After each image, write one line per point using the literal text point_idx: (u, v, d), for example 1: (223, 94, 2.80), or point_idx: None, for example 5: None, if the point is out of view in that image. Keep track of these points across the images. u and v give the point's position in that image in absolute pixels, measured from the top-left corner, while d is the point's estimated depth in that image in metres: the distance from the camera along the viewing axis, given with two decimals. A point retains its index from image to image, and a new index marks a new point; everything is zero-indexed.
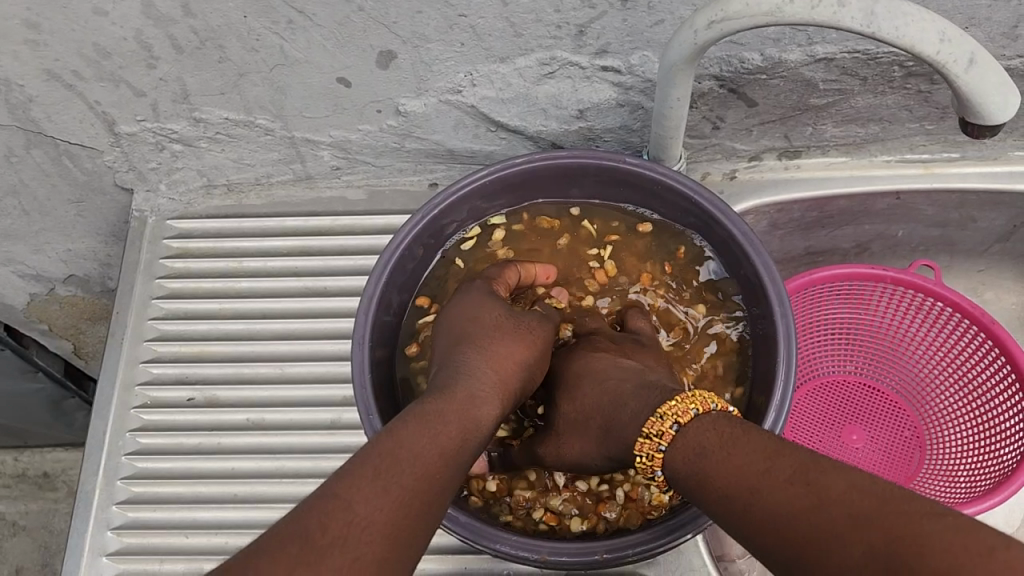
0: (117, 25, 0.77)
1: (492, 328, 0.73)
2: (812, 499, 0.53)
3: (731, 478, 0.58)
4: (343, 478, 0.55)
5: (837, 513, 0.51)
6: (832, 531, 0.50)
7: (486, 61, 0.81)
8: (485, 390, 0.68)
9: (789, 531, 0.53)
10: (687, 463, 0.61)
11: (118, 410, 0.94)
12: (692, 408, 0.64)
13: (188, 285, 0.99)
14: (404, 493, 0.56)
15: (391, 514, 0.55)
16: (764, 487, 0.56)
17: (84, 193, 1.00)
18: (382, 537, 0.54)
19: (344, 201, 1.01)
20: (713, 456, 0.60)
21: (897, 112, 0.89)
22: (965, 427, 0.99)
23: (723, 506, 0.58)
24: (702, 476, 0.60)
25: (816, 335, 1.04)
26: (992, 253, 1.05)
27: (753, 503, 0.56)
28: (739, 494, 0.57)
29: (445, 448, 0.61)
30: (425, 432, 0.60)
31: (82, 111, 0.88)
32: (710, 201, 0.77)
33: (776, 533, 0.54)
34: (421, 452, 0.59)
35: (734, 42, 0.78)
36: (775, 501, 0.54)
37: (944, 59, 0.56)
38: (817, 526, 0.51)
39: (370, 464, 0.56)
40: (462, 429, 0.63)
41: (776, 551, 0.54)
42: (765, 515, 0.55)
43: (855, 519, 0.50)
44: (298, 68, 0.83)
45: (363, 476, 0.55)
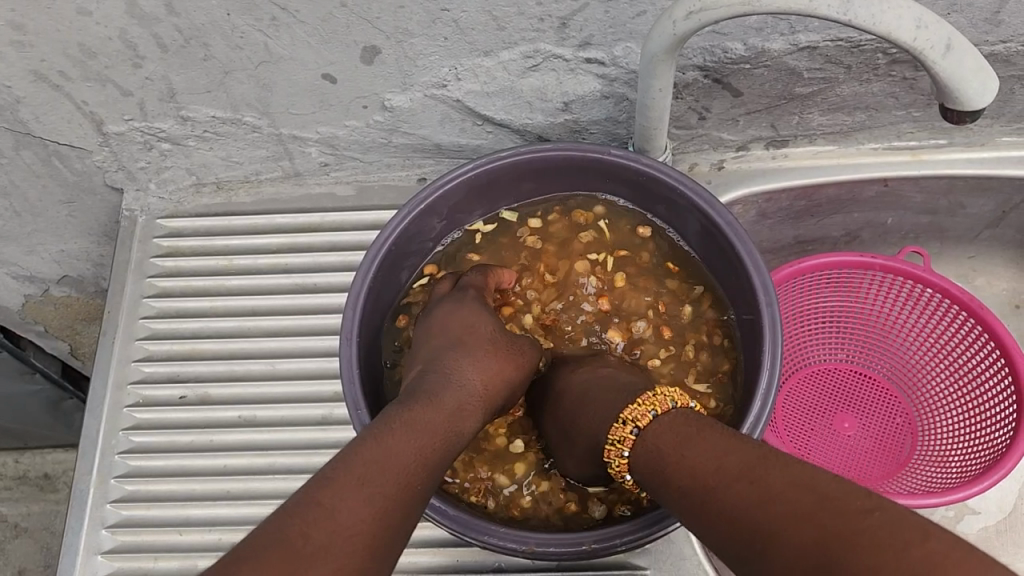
0: (101, 25, 0.77)
1: (482, 329, 0.74)
2: (756, 496, 0.53)
3: (686, 474, 0.58)
4: (324, 484, 0.54)
5: (782, 508, 0.51)
6: (775, 528, 0.51)
7: (470, 55, 0.81)
8: (470, 396, 0.68)
9: (740, 525, 0.53)
10: (650, 459, 0.62)
11: (110, 409, 0.95)
12: (651, 410, 0.64)
13: (179, 284, 1.00)
14: (383, 501, 0.56)
15: (370, 520, 0.54)
16: (715, 483, 0.56)
17: (75, 193, 1.01)
18: (361, 545, 0.53)
19: (333, 198, 1.02)
20: (672, 452, 0.60)
21: (883, 100, 0.90)
22: (956, 412, 0.99)
23: (682, 504, 0.58)
24: (660, 473, 0.61)
25: (805, 323, 1.05)
26: (982, 239, 1.05)
27: (707, 501, 0.56)
28: (693, 488, 0.57)
29: (425, 452, 0.60)
30: (405, 434, 0.60)
31: (70, 112, 0.88)
32: (693, 190, 0.77)
33: (727, 527, 0.54)
34: (402, 456, 0.58)
35: (717, 32, 0.78)
36: (723, 498, 0.55)
37: (920, 45, 0.57)
38: (765, 519, 0.52)
39: (354, 467, 0.56)
40: (442, 433, 0.63)
41: (727, 548, 0.55)
42: (716, 508, 0.55)
43: (794, 516, 0.50)
44: (283, 65, 0.83)
45: (346, 480, 0.55)
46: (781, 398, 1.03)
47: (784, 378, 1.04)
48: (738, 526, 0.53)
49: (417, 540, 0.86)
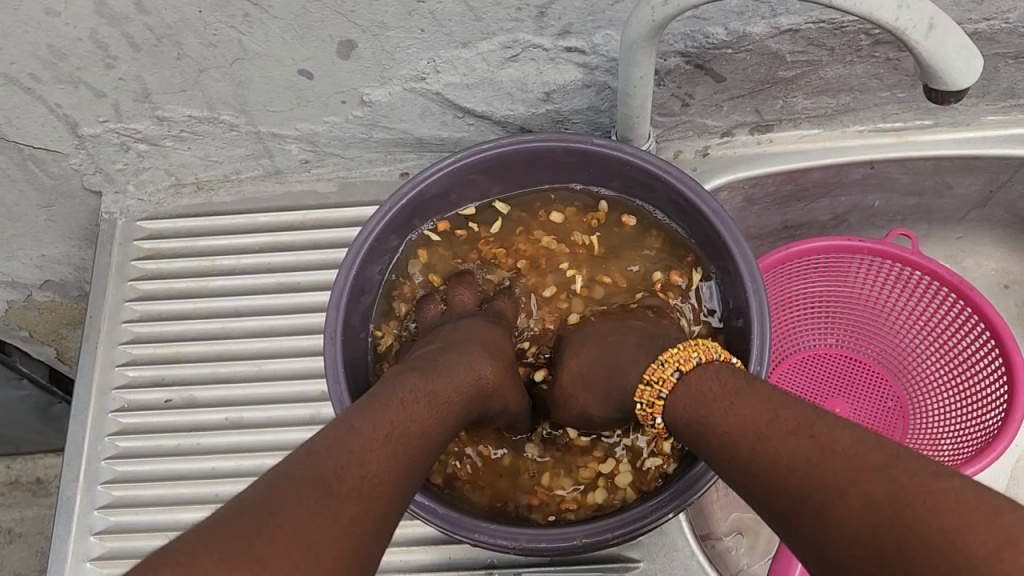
0: (70, 26, 0.76)
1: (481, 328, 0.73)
2: (817, 448, 0.49)
3: (733, 426, 0.56)
4: (330, 441, 0.50)
5: (842, 459, 0.47)
6: (833, 479, 0.47)
7: (448, 46, 0.80)
8: (472, 370, 0.65)
9: (786, 481, 0.50)
10: (691, 418, 0.60)
11: (94, 415, 0.94)
12: (694, 355, 0.63)
13: (161, 286, 0.98)
14: (391, 458, 0.52)
15: (379, 478, 0.50)
16: (767, 436, 0.53)
17: (53, 197, 0.99)
18: (375, 502, 0.49)
19: (315, 194, 1.00)
20: (717, 409, 0.58)
21: (867, 82, 0.89)
22: (947, 394, 0.98)
23: (725, 454, 0.56)
24: (704, 427, 0.58)
25: (795, 308, 1.04)
26: (970, 219, 1.04)
27: (756, 446, 0.53)
28: (740, 440, 0.54)
29: (427, 416, 0.57)
30: (405, 397, 0.57)
31: (43, 115, 0.86)
32: (677, 177, 0.76)
33: (771, 481, 0.51)
34: (404, 419, 0.55)
35: (697, 17, 0.77)
36: (777, 447, 0.51)
37: (903, 26, 0.55)
38: (814, 473, 0.48)
39: (355, 425, 0.52)
40: (441, 397, 0.60)
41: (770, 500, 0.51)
42: (762, 460, 0.52)
43: (857, 470, 0.46)
44: (258, 61, 0.81)
45: (351, 438, 0.51)
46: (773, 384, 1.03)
47: (777, 364, 1.03)
48: (781, 482, 0.50)
49: (411, 539, 0.86)
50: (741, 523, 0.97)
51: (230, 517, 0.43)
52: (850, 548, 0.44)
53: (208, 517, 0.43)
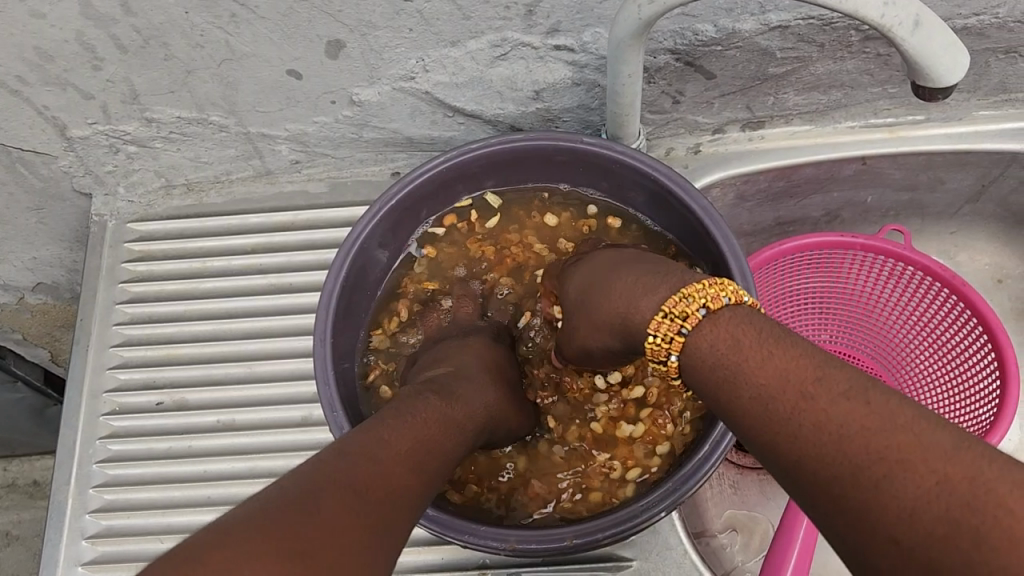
0: (56, 28, 0.75)
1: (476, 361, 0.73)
2: (872, 418, 0.47)
3: (771, 380, 0.53)
4: (333, 455, 0.51)
5: (905, 435, 0.46)
6: (894, 455, 0.45)
7: (437, 45, 0.80)
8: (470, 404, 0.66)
9: (835, 450, 0.48)
10: (716, 367, 0.56)
11: (86, 418, 0.94)
12: (723, 296, 0.59)
13: (151, 288, 0.98)
14: (395, 471, 0.53)
15: (384, 489, 0.51)
16: (814, 394, 0.50)
17: (44, 200, 0.99)
18: (381, 509, 0.50)
19: (306, 195, 1.00)
20: (751, 358, 0.54)
21: (858, 77, 0.88)
22: (940, 389, 0.98)
23: (755, 410, 0.53)
24: (734, 377, 0.55)
25: (789, 304, 1.04)
26: (963, 214, 1.04)
27: (798, 403, 0.51)
28: (780, 396, 0.52)
29: (428, 440, 0.58)
30: (404, 421, 0.58)
31: (31, 117, 0.86)
32: (668, 175, 0.76)
33: (815, 443, 0.49)
34: (405, 439, 0.56)
35: (686, 14, 0.77)
36: (823, 408, 0.49)
37: (888, 23, 0.55)
38: (871, 446, 0.46)
39: (357, 442, 0.54)
40: (440, 424, 0.61)
41: (807, 462, 0.49)
42: (805, 421, 0.50)
43: (922, 451, 0.45)
44: (246, 62, 0.81)
45: (354, 452, 0.52)
46: None
47: None
48: (825, 450, 0.48)
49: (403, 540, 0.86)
50: (736, 521, 0.97)
51: (232, 522, 0.44)
52: (912, 537, 0.43)
53: (211, 523, 0.44)
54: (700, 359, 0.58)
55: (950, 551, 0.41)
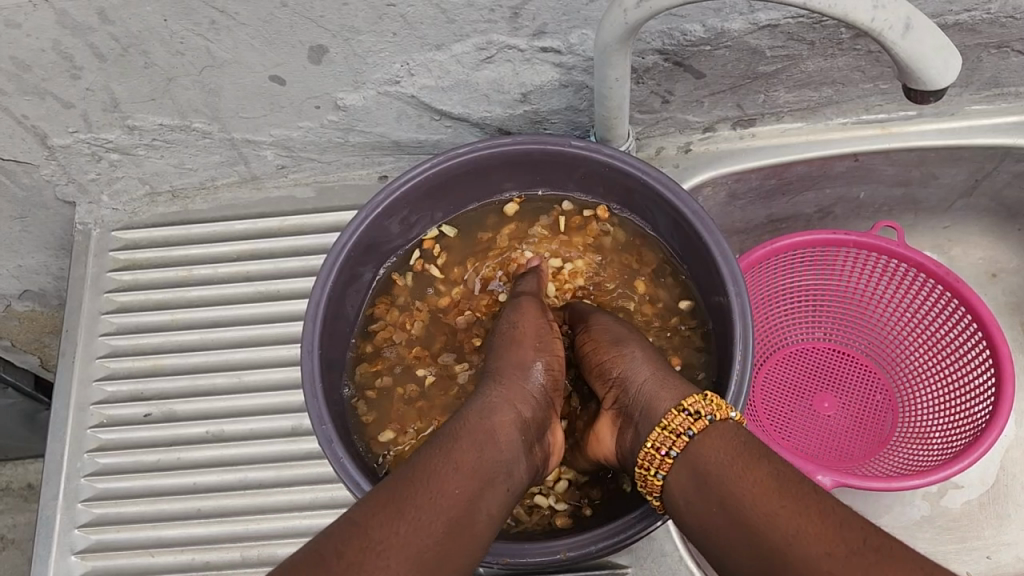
0: (32, 37, 0.73)
1: (517, 368, 0.69)
2: (866, 532, 0.52)
3: (790, 472, 0.57)
4: (370, 508, 0.55)
5: (892, 550, 0.50)
6: (878, 559, 0.50)
7: (421, 49, 0.78)
8: (511, 425, 0.64)
9: (835, 537, 0.52)
10: (738, 446, 0.59)
11: (73, 432, 0.92)
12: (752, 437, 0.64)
13: (137, 298, 0.97)
14: (434, 521, 0.54)
15: (415, 535, 0.53)
16: (820, 497, 0.55)
17: (26, 209, 0.97)
18: (413, 562, 0.52)
19: (292, 200, 0.99)
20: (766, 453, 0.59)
21: (850, 74, 0.87)
22: (935, 385, 0.98)
23: (756, 490, 0.56)
24: (755, 452, 0.59)
25: (782, 303, 1.03)
26: (957, 209, 1.03)
27: (804, 500, 0.54)
28: (784, 485, 0.56)
29: (473, 483, 0.58)
30: (444, 465, 0.58)
31: (10, 127, 0.84)
32: (655, 177, 0.75)
33: (816, 527, 0.52)
34: (445, 489, 0.56)
35: (674, 15, 0.76)
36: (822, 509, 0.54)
37: (879, 26, 0.54)
38: (858, 547, 0.51)
39: (391, 492, 0.56)
40: (474, 455, 0.60)
41: (794, 542, 0.52)
42: (810, 509, 0.54)
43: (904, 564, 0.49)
44: (227, 69, 0.80)
45: (391, 503, 0.55)
46: (760, 382, 1.01)
47: (762, 361, 1.02)
48: (818, 539, 0.52)
49: None
50: None
51: None
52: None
53: None
54: (708, 433, 0.61)
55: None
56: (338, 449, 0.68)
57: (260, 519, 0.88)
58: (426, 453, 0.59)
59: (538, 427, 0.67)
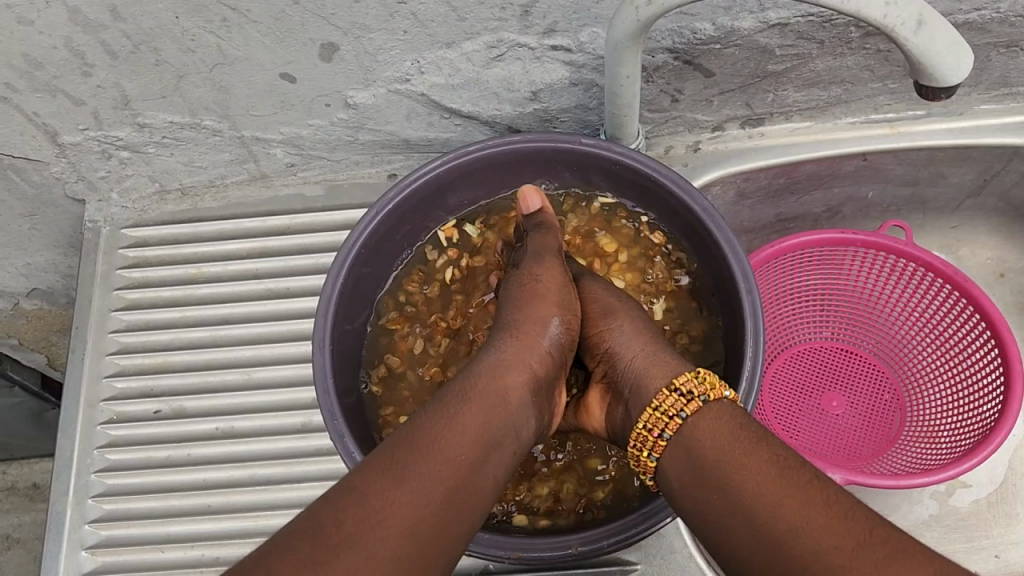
0: (44, 34, 0.74)
1: (532, 326, 0.70)
2: (871, 520, 0.52)
3: (791, 458, 0.57)
4: (368, 474, 0.54)
5: (898, 539, 0.50)
6: (888, 548, 0.50)
7: (431, 47, 0.78)
8: (515, 387, 0.64)
9: (841, 526, 0.51)
10: (735, 430, 0.59)
11: (83, 429, 0.93)
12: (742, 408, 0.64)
13: (147, 295, 0.97)
14: (434, 488, 0.55)
15: (414, 502, 0.53)
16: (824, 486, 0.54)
17: (36, 207, 0.98)
18: (412, 528, 0.52)
19: (302, 198, 0.99)
20: (763, 436, 0.59)
21: (859, 73, 0.87)
22: (944, 384, 0.97)
23: (757, 478, 0.55)
24: (754, 436, 0.59)
25: (791, 302, 1.03)
26: (965, 209, 1.03)
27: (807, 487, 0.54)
28: (787, 470, 0.56)
29: (474, 449, 0.58)
30: (445, 430, 0.58)
31: (21, 124, 0.85)
32: (665, 174, 0.75)
33: (823, 515, 0.52)
34: (445, 455, 0.56)
35: (684, 13, 0.76)
36: (826, 497, 0.54)
37: (891, 22, 0.54)
38: (868, 535, 0.50)
39: (389, 457, 0.55)
40: (477, 422, 0.60)
41: (800, 531, 0.52)
42: (814, 497, 0.54)
43: (912, 554, 0.49)
44: (238, 66, 0.80)
45: (389, 469, 0.54)
46: (768, 381, 1.01)
47: (770, 360, 1.02)
48: (826, 526, 0.52)
49: None
50: None
51: None
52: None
53: None
54: (703, 413, 0.61)
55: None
56: (350, 445, 0.69)
57: (269, 516, 0.88)
58: (426, 416, 0.59)
59: (546, 386, 0.67)
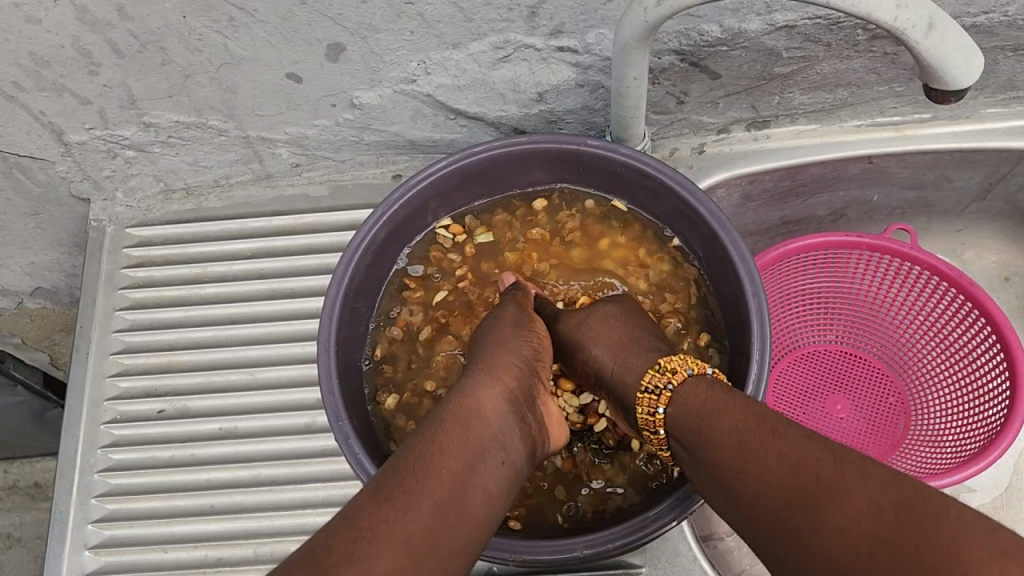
0: (52, 33, 0.74)
1: (501, 342, 0.69)
2: (818, 451, 0.53)
3: (749, 420, 0.57)
4: (357, 506, 0.55)
5: (843, 468, 0.51)
6: (831, 484, 0.50)
7: (438, 48, 0.78)
8: (498, 400, 0.63)
9: (792, 478, 0.52)
10: (705, 405, 0.61)
11: (87, 428, 0.93)
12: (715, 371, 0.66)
13: (152, 295, 0.97)
14: (423, 504, 0.55)
15: (405, 519, 0.53)
16: (780, 437, 0.55)
17: (41, 206, 0.98)
18: (406, 545, 0.52)
19: (306, 198, 0.99)
20: (728, 403, 0.60)
21: (865, 76, 0.87)
22: (949, 388, 0.97)
23: (727, 450, 0.57)
24: (721, 405, 0.60)
25: (793, 305, 1.03)
26: (970, 212, 1.03)
27: (764, 443, 0.55)
28: (750, 431, 0.57)
29: (462, 462, 0.58)
30: (430, 449, 0.58)
31: (28, 123, 0.85)
32: (670, 175, 0.75)
33: (778, 471, 0.53)
34: (432, 472, 0.57)
35: (691, 15, 0.76)
36: (781, 446, 0.54)
37: (902, 25, 0.54)
38: (816, 476, 0.51)
39: (378, 486, 0.56)
40: (461, 436, 0.60)
41: (767, 495, 0.53)
42: (769, 453, 0.55)
43: (854, 481, 0.50)
44: (245, 66, 0.80)
45: (378, 496, 0.55)
46: (772, 384, 1.01)
47: (773, 363, 1.02)
48: (784, 477, 0.53)
49: None
50: None
51: None
52: (847, 549, 0.47)
53: None
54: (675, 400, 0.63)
55: (881, 558, 0.46)
56: (354, 445, 0.68)
57: (272, 516, 0.88)
58: (412, 439, 0.60)
59: (527, 396, 0.66)
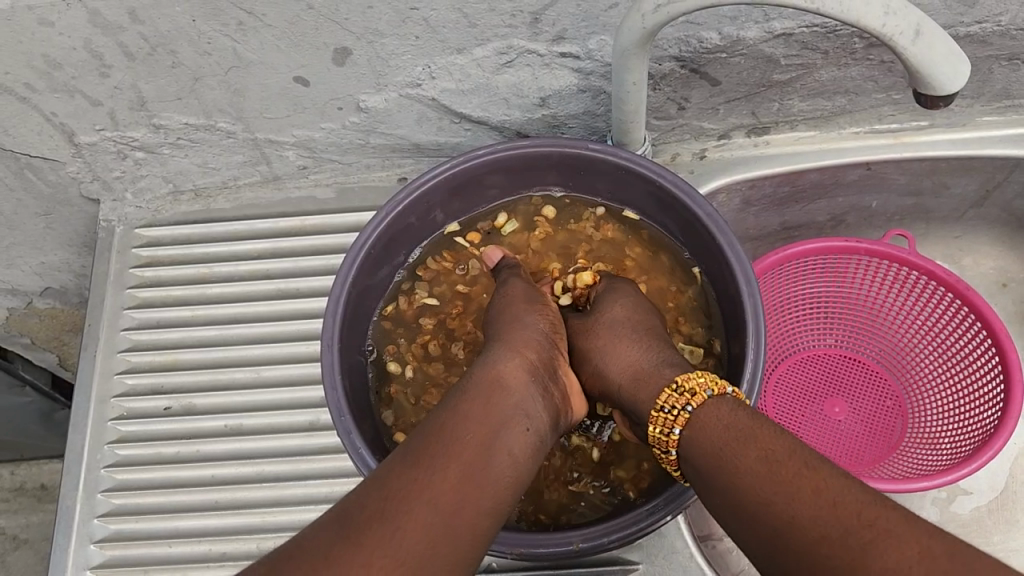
0: (64, 36, 0.76)
1: (516, 318, 0.71)
2: (856, 495, 0.53)
3: (780, 450, 0.57)
4: (387, 470, 0.57)
5: (885, 516, 0.51)
6: (871, 530, 0.50)
7: (442, 53, 0.80)
8: (520, 372, 0.65)
9: (827, 516, 0.52)
10: (728, 431, 0.60)
11: (95, 423, 0.94)
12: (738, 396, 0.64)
13: (159, 294, 0.99)
14: (451, 466, 0.57)
15: (432, 480, 0.55)
16: (814, 472, 0.55)
17: (52, 206, 0.99)
18: (435, 503, 0.54)
19: (313, 200, 1.01)
20: (755, 429, 0.59)
21: (863, 84, 0.89)
22: (946, 392, 0.98)
23: (750, 476, 0.57)
24: (748, 432, 0.59)
25: (793, 309, 1.04)
26: (968, 219, 1.04)
27: (795, 477, 0.55)
28: (781, 463, 0.56)
29: (487, 428, 0.60)
30: (456, 418, 0.60)
31: (40, 124, 0.86)
32: (671, 180, 0.76)
33: (812, 505, 0.53)
34: (458, 438, 0.59)
35: (690, 22, 0.77)
36: (814, 482, 0.54)
37: (890, 32, 0.56)
38: (854, 518, 0.51)
39: (407, 452, 0.58)
40: (485, 405, 0.61)
41: (798, 529, 0.53)
42: (801, 488, 0.54)
43: (896, 532, 0.50)
44: (253, 69, 0.81)
45: (408, 460, 0.57)
46: (771, 387, 1.02)
47: (773, 366, 1.03)
48: (818, 514, 0.53)
49: None
50: None
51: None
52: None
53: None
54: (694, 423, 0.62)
55: None
56: (356, 440, 0.69)
57: (276, 511, 0.89)
58: (440, 410, 0.62)
59: (546, 369, 0.68)
